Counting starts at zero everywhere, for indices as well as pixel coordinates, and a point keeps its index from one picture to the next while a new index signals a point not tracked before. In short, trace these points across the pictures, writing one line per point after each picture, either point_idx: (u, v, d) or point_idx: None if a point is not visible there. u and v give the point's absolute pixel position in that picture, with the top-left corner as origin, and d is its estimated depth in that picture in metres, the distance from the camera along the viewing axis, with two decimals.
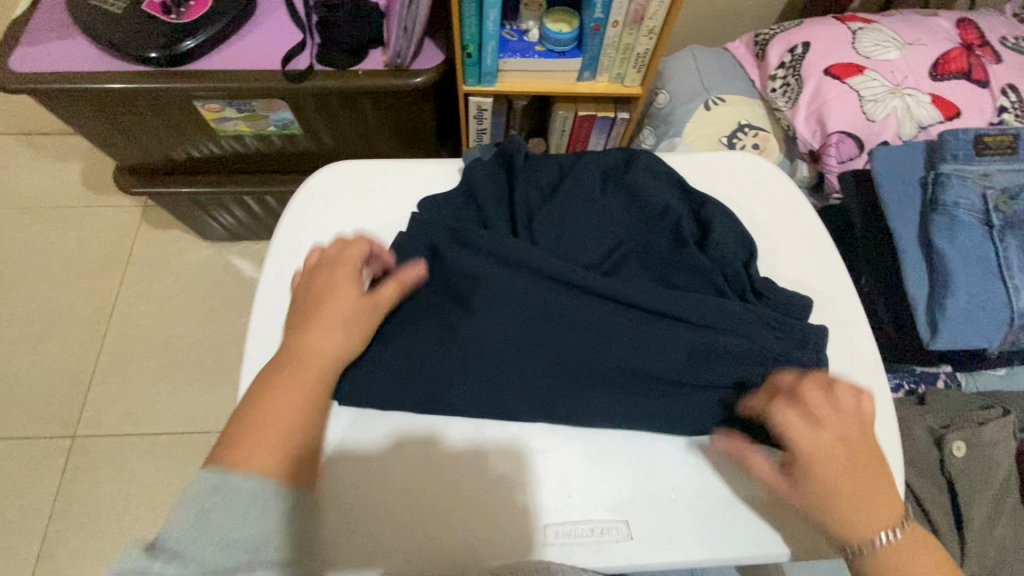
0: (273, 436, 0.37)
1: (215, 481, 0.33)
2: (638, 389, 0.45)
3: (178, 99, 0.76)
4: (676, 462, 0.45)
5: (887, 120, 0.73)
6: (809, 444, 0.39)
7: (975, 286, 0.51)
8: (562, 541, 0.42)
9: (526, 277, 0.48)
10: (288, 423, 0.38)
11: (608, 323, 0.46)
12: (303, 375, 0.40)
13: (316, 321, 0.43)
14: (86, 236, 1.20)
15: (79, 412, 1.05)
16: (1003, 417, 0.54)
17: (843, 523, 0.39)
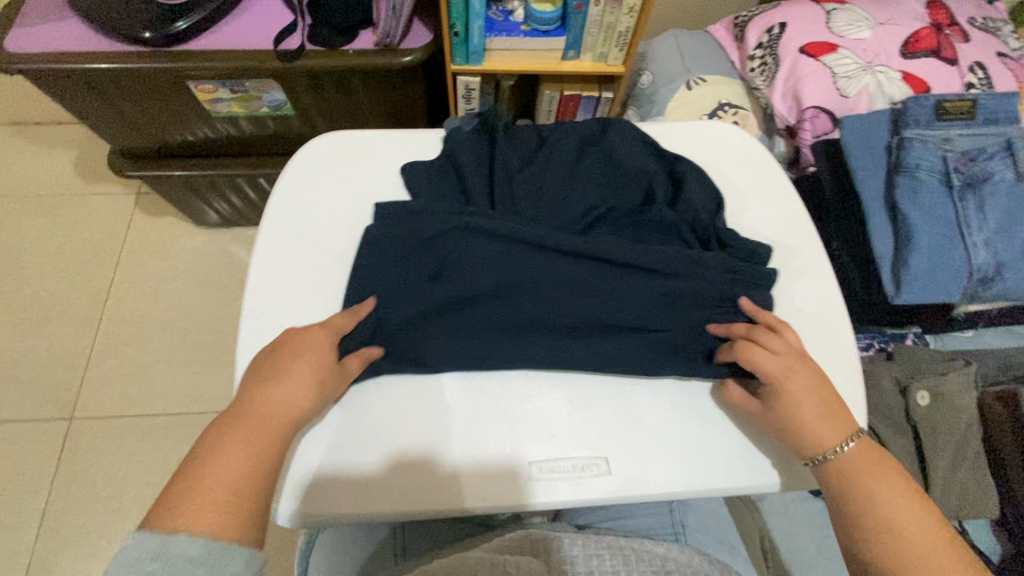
0: (218, 501, 0.36)
1: (155, 545, 0.33)
2: (613, 336, 0.48)
3: (172, 80, 0.78)
4: (651, 406, 0.47)
5: (860, 95, 0.76)
6: (776, 369, 0.44)
7: (937, 243, 0.54)
8: (543, 478, 0.44)
9: (506, 241, 0.50)
10: (236, 485, 0.37)
11: (581, 281, 0.49)
12: (259, 438, 0.39)
13: (282, 381, 0.41)
14: (80, 224, 1.22)
15: (76, 395, 1.06)
16: (965, 367, 0.57)
17: (812, 437, 0.43)
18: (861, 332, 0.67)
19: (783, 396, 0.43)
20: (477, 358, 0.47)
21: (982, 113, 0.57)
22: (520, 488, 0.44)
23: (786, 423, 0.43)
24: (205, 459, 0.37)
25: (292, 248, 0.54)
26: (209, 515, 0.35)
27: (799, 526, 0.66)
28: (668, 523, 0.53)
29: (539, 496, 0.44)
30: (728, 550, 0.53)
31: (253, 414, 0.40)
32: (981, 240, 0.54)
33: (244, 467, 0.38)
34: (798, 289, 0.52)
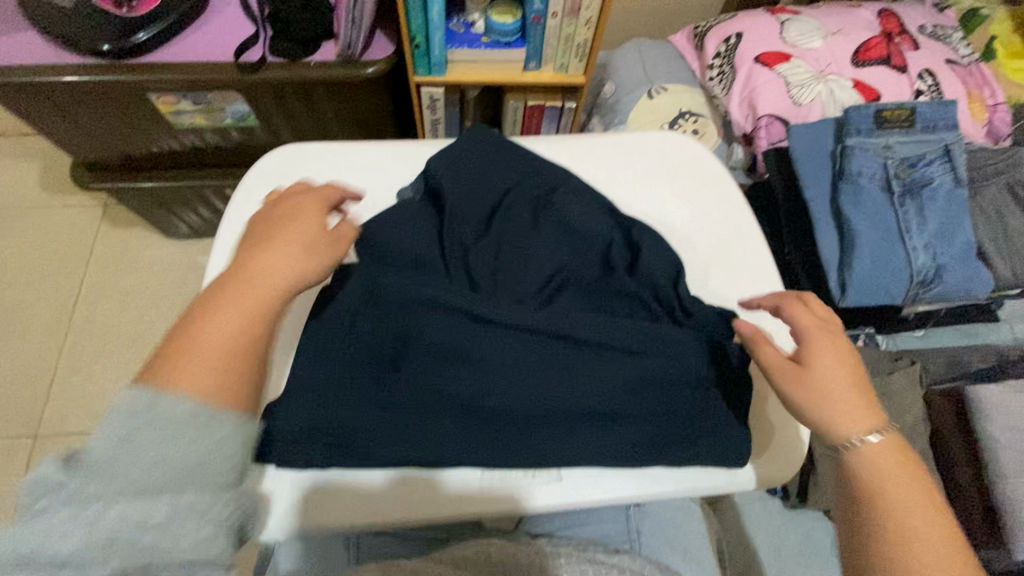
0: (205, 363, 0.33)
1: (145, 400, 0.30)
2: (581, 426, 0.46)
3: (133, 93, 0.77)
4: (618, 476, 0.47)
5: (812, 103, 0.78)
6: (811, 325, 0.42)
7: (879, 248, 0.56)
8: (492, 482, 0.46)
9: (463, 318, 0.47)
10: (221, 357, 0.33)
11: (542, 362, 0.47)
12: (246, 304, 0.36)
13: (268, 250, 0.39)
14: (45, 238, 1.20)
15: (41, 412, 1.04)
16: (910, 365, 0.60)
17: (840, 415, 0.38)
18: None
19: (818, 353, 0.41)
20: (424, 421, 0.46)
21: (920, 120, 0.59)
22: (474, 487, 0.46)
23: (816, 386, 0.40)
24: (189, 327, 0.34)
25: None
26: (204, 380, 0.32)
27: (758, 523, 0.68)
28: (624, 531, 0.54)
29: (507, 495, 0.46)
30: (680, 554, 0.54)
31: (244, 278, 0.37)
32: (921, 244, 0.57)
33: (235, 333, 0.34)
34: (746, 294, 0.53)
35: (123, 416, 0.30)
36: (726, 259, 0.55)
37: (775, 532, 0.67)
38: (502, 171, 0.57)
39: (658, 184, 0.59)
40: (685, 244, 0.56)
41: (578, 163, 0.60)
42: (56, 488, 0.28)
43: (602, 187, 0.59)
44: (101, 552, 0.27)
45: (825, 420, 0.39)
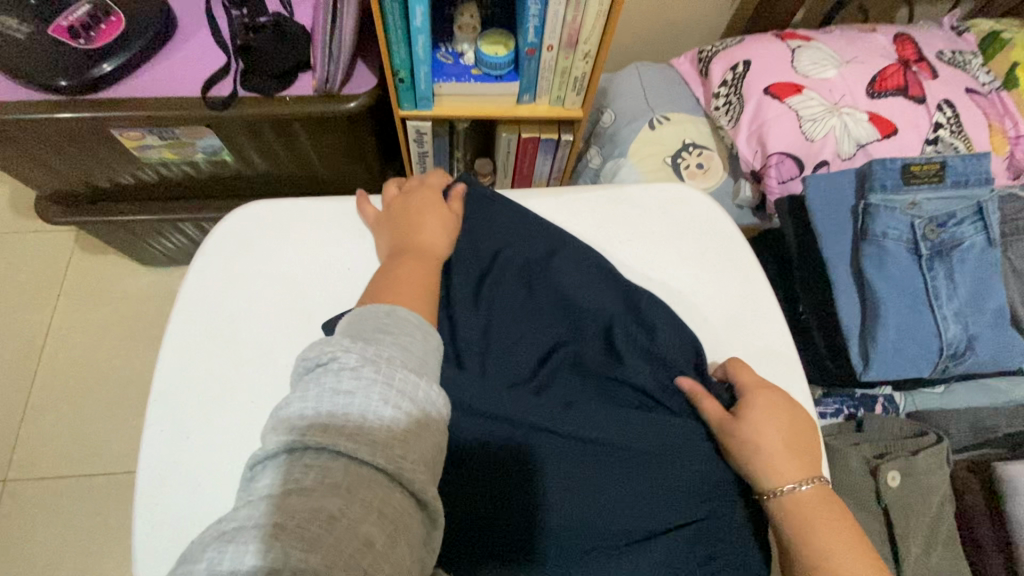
0: (418, 290, 0.46)
1: (385, 310, 0.42)
2: (584, 543, 0.41)
3: (94, 129, 0.71)
4: None
5: (826, 139, 0.73)
6: (753, 381, 0.46)
7: (904, 318, 0.51)
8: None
9: (451, 413, 0.43)
10: (426, 290, 0.46)
11: (538, 466, 0.42)
12: (424, 262, 0.48)
13: (423, 226, 0.50)
14: (15, 267, 1.14)
15: (10, 454, 0.99)
16: (936, 443, 0.54)
17: (773, 463, 0.42)
18: (829, 398, 0.63)
19: (755, 406, 0.44)
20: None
21: (951, 175, 0.54)
22: None
23: (752, 438, 0.43)
24: (391, 277, 0.46)
25: (208, 341, 0.49)
26: (420, 303, 0.45)
27: None
28: None
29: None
30: None
31: (413, 251, 0.49)
32: (951, 312, 0.52)
33: (427, 275, 0.47)
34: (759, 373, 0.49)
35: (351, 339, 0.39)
36: (738, 331, 0.50)
37: None
38: (493, 235, 0.51)
39: (662, 245, 0.54)
40: (692, 314, 0.51)
41: (576, 221, 0.54)
42: (347, 360, 0.36)
43: (602, 249, 0.53)
44: (376, 418, 0.34)
45: (759, 466, 0.43)
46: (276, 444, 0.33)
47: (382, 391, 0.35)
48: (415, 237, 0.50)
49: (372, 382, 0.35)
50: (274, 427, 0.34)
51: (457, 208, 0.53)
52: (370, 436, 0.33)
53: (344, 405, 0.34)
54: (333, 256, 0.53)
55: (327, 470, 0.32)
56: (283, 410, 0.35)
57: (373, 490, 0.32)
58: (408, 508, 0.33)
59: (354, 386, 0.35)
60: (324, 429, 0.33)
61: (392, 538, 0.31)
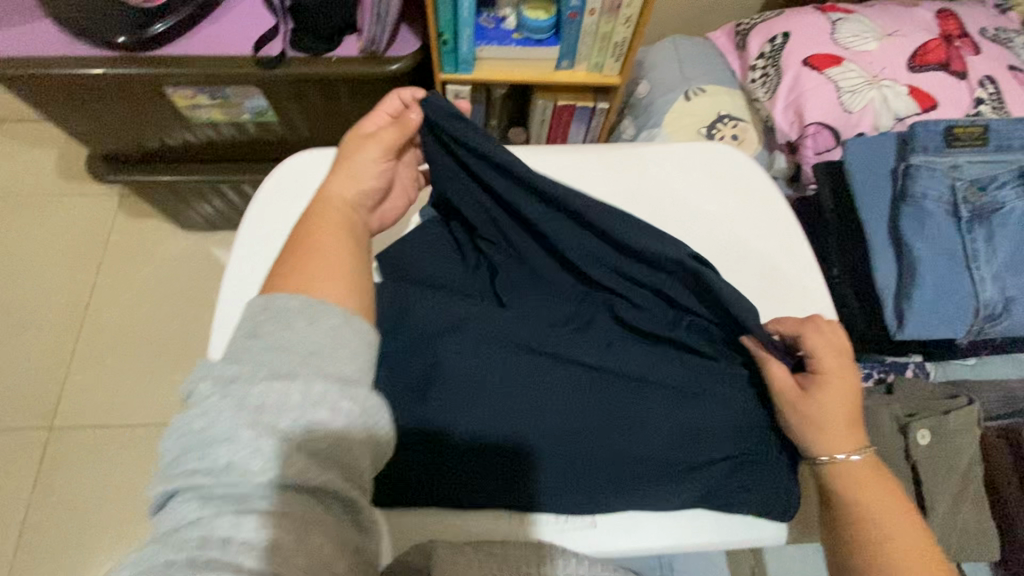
0: (320, 266, 0.39)
1: (263, 302, 0.36)
2: (622, 470, 0.43)
3: (150, 86, 0.74)
4: (657, 526, 0.44)
5: (864, 111, 0.73)
6: (832, 359, 0.42)
7: (942, 278, 0.52)
8: (553, 523, 0.44)
9: (494, 347, 0.45)
10: (329, 262, 0.39)
11: (578, 397, 0.44)
12: (330, 222, 0.42)
13: (337, 172, 0.45)
14: (60, 227, 1.18)
15: (57, 403, 1.04)
16: (968, 405, 0.55)
17: (836, 440, 0.41)
18: (859, 362, 0.64)
19: (830, 387, 0.42)
20: (446, 463, 0.42)
21: (994, 139, 0.54)
22: (507, 527, 0.44)
23: (821, 420, 0.41)
24: (292, 250, 0.40)
25: None
26: (319, 279, 0.38)
27: (791, 561, 0.62)
28: None
29: (548, 532, 0.43)
30: None
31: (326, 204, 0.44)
32: (989, 274, 0.52)
33: (331, 240, 0.41)
34: None
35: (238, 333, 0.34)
36: (773, 286, 0.52)
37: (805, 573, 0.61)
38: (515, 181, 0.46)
39: (701, 203, 0.55)
40: (730, 269, 0.52)
41: (617, 177, 0.56)
42: (207, 385, 0.31)
43: (641, 204, 0.55)
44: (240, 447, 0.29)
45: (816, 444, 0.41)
46: (156, 496, 0.30)
47: (240, 416, 0.30)
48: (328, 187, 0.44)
49: (226, 406, 0.30)
50: (157, 474, 0.31)
51: (379, 137, 0.46)
52: (240, 459, 0.29)
53: (205, 438, 0.29)
54: None
55: (203, 508, 0.28)
56: (161, 456, 0.31)
57: (262, 508, 0.28)
58: (316, 513, 0.29)
59: (210, 416, 0.30)
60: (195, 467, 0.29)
61: (302, 549, 0.28)
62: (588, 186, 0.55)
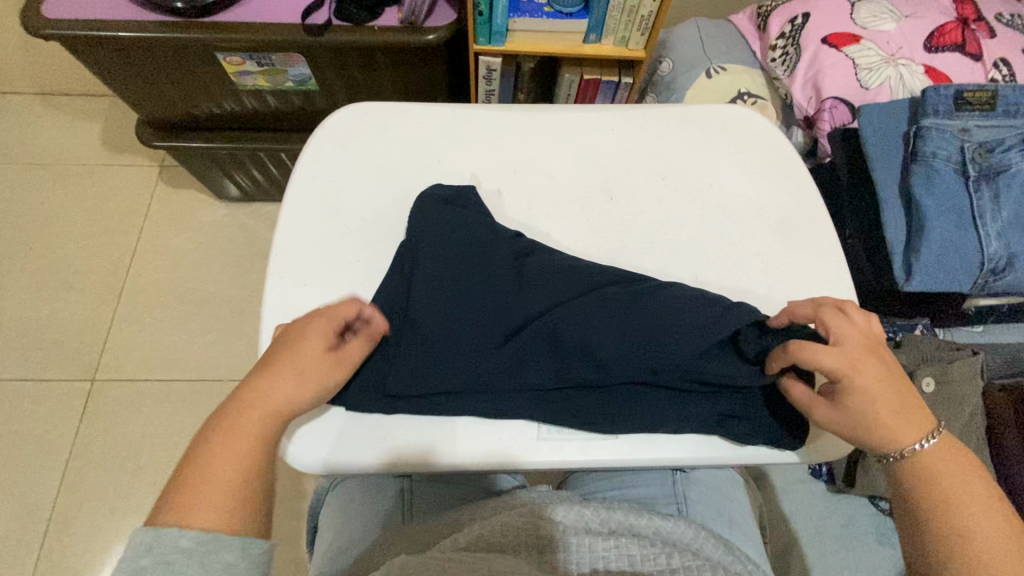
0: (217, 495, 0.36)
1: (146, 541, 0.33)
2: (643, 394, 0.48)
3: (203, 51, 0.80)
4: (675, 446, 0.47)
5: (881, 87, 0.75)
6: (842, 363, 0.42)
7: (949, 235, 0.55)
8: (551, 439, 0.47)
9: (535, 286, 0.49)
10: (227, 484, 0.36)
11: (608, 328, 0.47)
12: (241, 433, 0.38)
13: (263, 379, 0.41)
14: (104, 194, 1.25)
15: (99, 358, 1.09)
16: (971, 357, 0.58)
17: (888, 437, 0.41)
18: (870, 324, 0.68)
19: (858, 387, 0.42)
20: (485, 383, 0.47)
21: (1003, 103, 0.57)
22: (528, 444, 0.46)
23: (860, 424, 0.42)
24: (194, 457, 0.37)
25: (316, 210, 0.55)
26: (212, 510, 0.35)
27: (797, 505, 0.65)
28: (670, 495, 0.55)
29: (541, 456, 0.46)
30: (726, 522, 0.54)
31: (248, 406, 0.40)
32: (994, 231, 0.55)
33: (237, 459, 0.37)
34: (808, 271, 0.54)
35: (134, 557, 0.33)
36: (790, 235, 0.55)
37: (815, 516, 0.64)
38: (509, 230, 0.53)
39: (724, 160, 0.58)
40: (747, 220, 0.56)
41: (644, 135, 0.59)
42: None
43: (665, 160, 0.58)
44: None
45: (868, 444, 0.42)
46: None
47: None
48: (248, 389, 0.40)
49: None
50: None
51: (315, 352, 0.42)
52: None
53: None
54: (428, 152, 0.58)
55: None
56: None
57: None
58: None
59: None
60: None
61: None
62: (617, 140, 0.59)
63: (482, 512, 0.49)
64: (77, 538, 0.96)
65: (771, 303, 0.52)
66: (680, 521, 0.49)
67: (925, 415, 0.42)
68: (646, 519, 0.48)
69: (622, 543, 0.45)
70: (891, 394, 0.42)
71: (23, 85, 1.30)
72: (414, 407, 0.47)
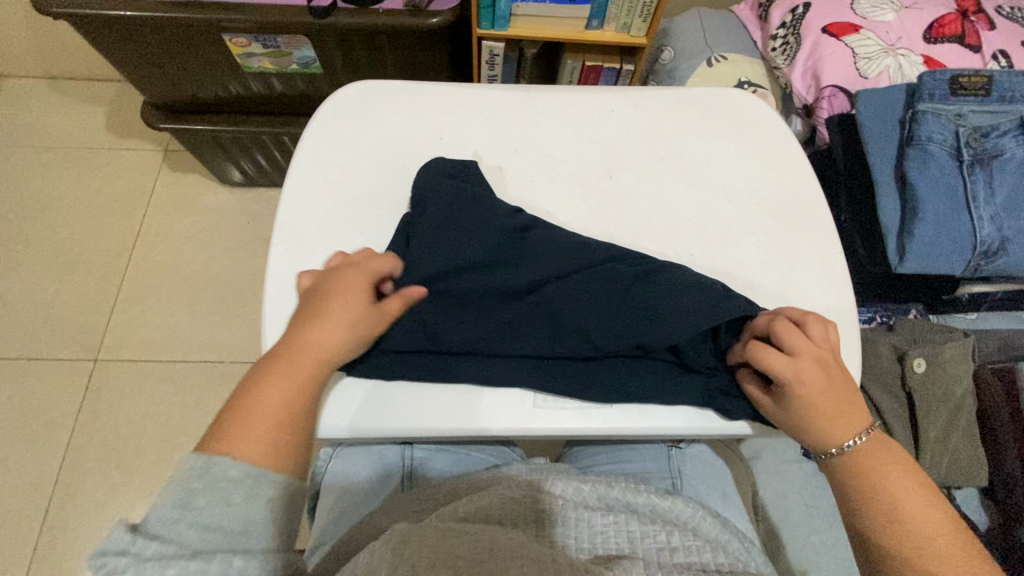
0: (265, 432, 0.38)
1: (199, 466, 0.36)
2: (635, 368, 0.49)
3: (209, 32, 0.81)
4: (668, 418, 0.48)
5: (880, 75, 0.76)
6: (789, 371, 0.43)
7: (942, 217, 0.56)
8: (546, 407, 0.48)
9: (538, 261, 0.50)
10: (276, 423, 0.39)
11: (606, 305, 0.48)
12: (291, 375, 0.41)
13: (310, 325, 0.43)
14: (108, 178, 1.26)
15: (102, 338, 1.10)
16: (964, 338, 0.60)
17: (816, 438, 0.43)
18: (864, 307, 0.69)
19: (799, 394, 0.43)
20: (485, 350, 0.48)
21: (997, 90, 0.57)
22: (523, 412, 0.47)
23: (794, 424, 0.44)
24: (248, 395, 0.40)
25: (320, 184, 0.56)
26: (258, 444, 0.38)
27: (790, 485, 0.66)
28: (665, 469, 0.56)
29: (537, 423, 0.47)
30: (719, 497, 0.55)
31: (294, 352, 0.42)
32: (987, 215, 0.56)
33: (288, 402, 0.40)
34: (801, 251, 0.55)
35: (182, 484, 0.35)
36: (784, 217, 0.56)
37: (806, 494, 0.65)
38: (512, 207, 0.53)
39: (723, 142, 0.59)
40: (743, 201, 0.56)
41: (644, 116, 0.60)
42: (114, 564, 0.32)
43: (665, 141, 0.59)
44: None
45: (799, 440, 0.44)
46: None
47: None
48: (297, 335, 0.43)
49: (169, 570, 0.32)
50: None
51: (360, 302, 0.44)
52: None
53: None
54: (431, 129, 0.59)
55: None
56: None
57: None
58: None
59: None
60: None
61: None
62: (618, 120, 0.60)
63: (480, 485, 0.50)
64: (79, 515, 0.97)
65: (765, 281, 0.53)
66: (677, 499, 0.49)
67: (861, 420, 0.43)
68: (643, 496, 0.48)
69: (621, 520, 0.45)
70: (831, 398, 0.43)
71: (29, 69, 1.31)
72: (412, 377, 0.47)
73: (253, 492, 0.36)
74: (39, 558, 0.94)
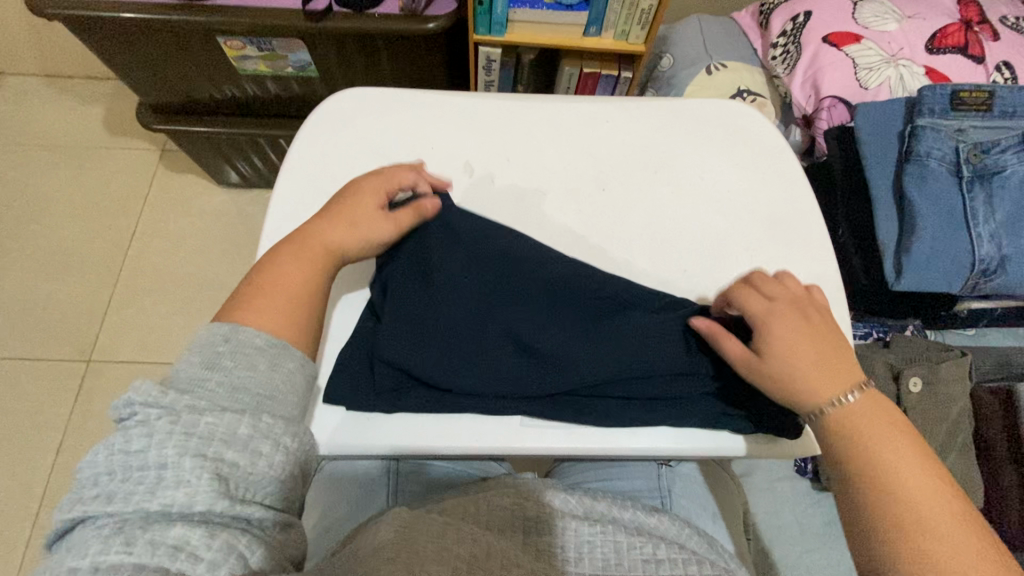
0: (283, 305, 0.41)
1: (226, 332, 0.38)
2: (619, 394, 0.47)
3: (202, 34, 0.80)
4: (656, 441, 0.47)
5: (880, 87, 0.75)
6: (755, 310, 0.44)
7: (940, 236, 0.55)
8: (533, 426, 0.47)
9: (529, 296, 0.49)
10: (292, 301, 0.42)
11: (601, 341, 0.48)
12: (309, 256, 0.44)
13: (331, 211, 0.47)
14: (105, 177, 1.25)
15: (95, 339, 1.10)
16: (961, 358, 0.60)
17: (810, 388, 0.41)
18: (860, 322, 0.69)
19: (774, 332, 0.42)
20: (470, 377, 0.46)
21: (998, 105, 0.57)
22: (510, 432, 0.47)
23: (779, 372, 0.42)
24: (268, 273, 0.43)
25: (307, 194, 0.55)
26: (276, 317, 0.40)
27: (784, 501, 0.66)
28: (655, 488, 0.55)
29: (524, 444, 0.46)
30: (711, 517, 0.55)
31: (312, 240, 0.45)
32: (987, 233, 0.55)
33: (305, 282, 0.43)
34: (797, 266, 0.54)
35: (202, 348, 0.37)
36: (778, 232, 0.55)
37: (800, 513, 0.65)
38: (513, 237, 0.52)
39: (718, 155, 0.58)
40: (737, 216, 0.56)
41: (637, 128, 0.59)
42: (144, 414, 0.32)
43: (659, 155, 0.58)
44: (175, 478, 0.30)
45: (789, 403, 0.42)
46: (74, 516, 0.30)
47: (184, 445, 0.31)
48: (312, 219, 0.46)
49: (169, 436, 0.31)
50: (71, 494, 0.31)
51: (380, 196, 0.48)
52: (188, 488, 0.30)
53: (137, 466, 0.30)
54: (422, 138, 0.58)
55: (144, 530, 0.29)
56: (79, 474, 0.31)
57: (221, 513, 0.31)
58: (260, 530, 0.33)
59: (147, 444, 0.31)
60: (112, 498, 0.30)
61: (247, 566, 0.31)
62: (611, 132, 0.59)
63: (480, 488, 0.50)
64: None
65: None
66: (665, 516, 0.49)
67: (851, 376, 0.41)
68: (630, 512, 0.48)
69: (608, 530, 0.45)
70: (810, 345, 0.42)
71: (27, 67, 1.31)
72: (399, 405, 0.46)
73: (275, 361, 0.38)
74: (28, 559, 0.94)
